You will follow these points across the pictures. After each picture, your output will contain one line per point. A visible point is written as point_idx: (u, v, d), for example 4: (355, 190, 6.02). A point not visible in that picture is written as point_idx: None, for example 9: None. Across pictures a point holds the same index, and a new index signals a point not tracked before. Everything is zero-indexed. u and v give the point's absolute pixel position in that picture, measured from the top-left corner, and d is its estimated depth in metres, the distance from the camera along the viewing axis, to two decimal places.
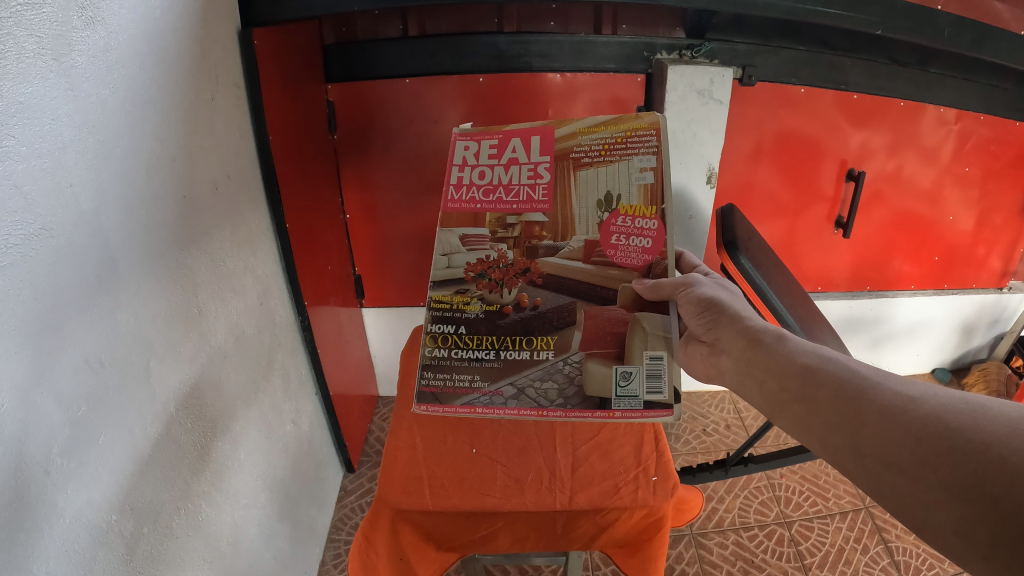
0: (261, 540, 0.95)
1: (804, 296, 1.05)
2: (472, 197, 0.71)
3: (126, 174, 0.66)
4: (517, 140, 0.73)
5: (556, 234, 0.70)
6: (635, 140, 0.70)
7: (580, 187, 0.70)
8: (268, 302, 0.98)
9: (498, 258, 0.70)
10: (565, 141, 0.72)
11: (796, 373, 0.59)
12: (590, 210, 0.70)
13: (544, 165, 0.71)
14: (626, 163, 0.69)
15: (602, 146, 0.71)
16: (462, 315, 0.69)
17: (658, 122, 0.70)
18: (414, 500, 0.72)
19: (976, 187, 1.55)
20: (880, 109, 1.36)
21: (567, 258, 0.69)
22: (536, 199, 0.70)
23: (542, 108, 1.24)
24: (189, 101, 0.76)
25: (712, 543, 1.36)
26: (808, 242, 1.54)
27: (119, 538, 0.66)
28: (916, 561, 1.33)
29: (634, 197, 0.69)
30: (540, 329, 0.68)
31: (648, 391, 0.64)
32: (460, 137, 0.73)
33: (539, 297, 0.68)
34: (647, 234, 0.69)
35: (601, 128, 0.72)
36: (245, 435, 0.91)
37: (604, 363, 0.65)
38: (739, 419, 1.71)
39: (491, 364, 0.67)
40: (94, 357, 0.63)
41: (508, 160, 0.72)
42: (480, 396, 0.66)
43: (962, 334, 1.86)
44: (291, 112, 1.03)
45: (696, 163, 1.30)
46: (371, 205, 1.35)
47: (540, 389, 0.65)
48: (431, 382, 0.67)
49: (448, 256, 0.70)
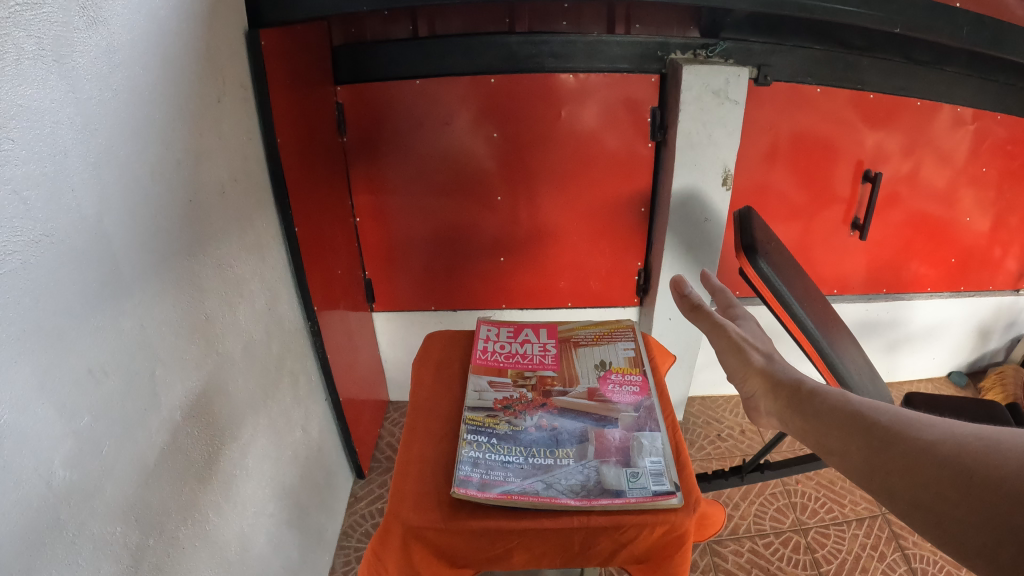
0: (271, 548, 0.94)
1: (824, 301, 1.04)
2: (496, 357, 0.81)
3: (130, 178, 0.65)
4: (528, 332, 0.86)
5: (565, 381, 0.77)
6: (618, 333, 0.85)
7: (580, 357, 0.81)
8: (276, 306, 0.97)
9: (519, 397, 0.74)
10: (564, 334, 0.85)
11: (830, 413, 0.55)
12: (590, 369, 0.79)
13: (551, 343, 0.83)
14: (613, 344, 0.83)
15: (593, 336, 0.84)
16: (493, 430, 0.70)
17: (634, 327, 0.86)
18: (427, 517, 0.62)
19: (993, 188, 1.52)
20: (897, 109, 1.34)
21: (576, 396, 0.74)
22: (546, 360, 0.80)
23: (554, 109, 1.22)
24: (195, 104, 0.75)
25: (727, 550, 1.34)
26: (824, 244, 1.52)
27: (125, 548, 0.65)
28: (932, 569, 1.31)
29: (622, 362, 0.79)
30: (562, 442, 0.68)
31: (655, 484, 0.63)
32: (480, 325, 0.87)
33: (555, 421, 0.71)
34: (637, 381, 0.76)
35: (589, 330, 0.86)
36: (254, 442, 0.90)
37: (616, 465, 0.65)
38: (754, 424, 1.69)
39: (521, 466, 0.66)
40: (97, 366, 0.62)
41: (522, 339, 0.84)
42: (514, 487, 0.63)
43: (978, 336, 1.83)
44: (299, 115, 1.01)
45: (712, 165, 1.24)
46: (381, 208, 1.34)
47: (564, 484, 0.63)
48: (470, 473, 0.64)
49: (479, 392, 0.75)
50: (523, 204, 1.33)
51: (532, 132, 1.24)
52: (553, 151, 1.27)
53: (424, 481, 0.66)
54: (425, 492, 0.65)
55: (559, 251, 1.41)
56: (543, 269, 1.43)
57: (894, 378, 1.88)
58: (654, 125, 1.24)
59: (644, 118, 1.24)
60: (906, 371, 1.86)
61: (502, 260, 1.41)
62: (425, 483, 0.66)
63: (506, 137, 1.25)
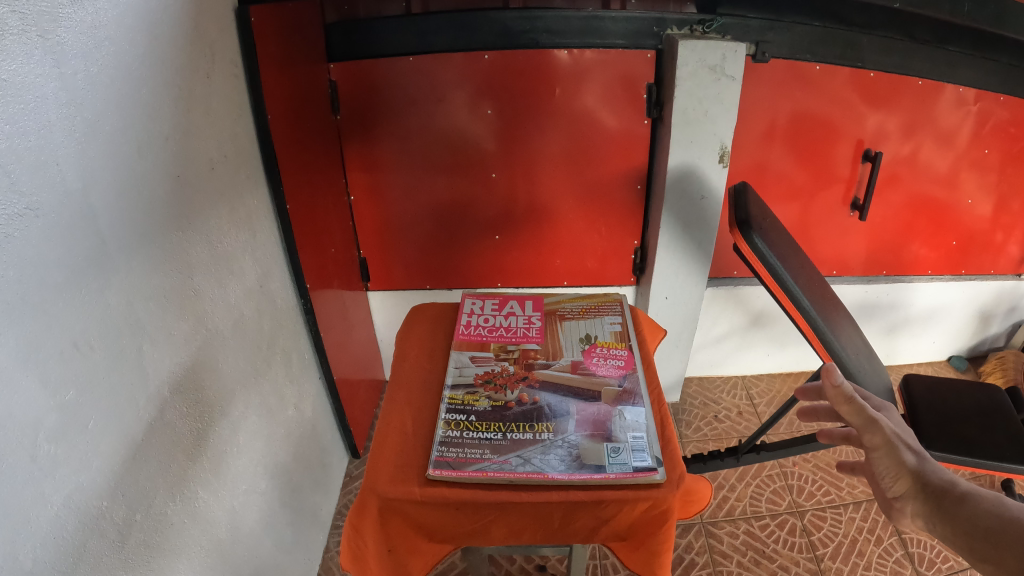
0: (263, 526, 0.94)
1: (822, 280, 1.03)
2: (479, 331, 0.80)
3: (116, 152, 0.64)
4: (513, 303, 0.85)
5: (548, 354, 0.76)
6: (606, 306, 0.85)
7: (565, 330, 0.80)
8: (268, 282, 0.96)
9: (501, 371, 0.73)
10: (550, 306, 0.85)
11: (997, 520, 0.49)
12: (574, 342, 0.78)
13: (536, 316, 0.82)
14: (599, 319, 0.82)
15: (580, 309, 0.84)
16: (471, 408, 0.69)
17: (621, 300, 0.86)
18: (402, 488, 0.62)
19: (997, 171, 1.50)
20: (897, 89, 1.32)
21: (558, 369, 0.73)
22: (531, 334, 0.79)
23: (551, 88, 1.21)
24: (184, 81, 0.75)
25: (722, 532, 1.34)
26: (823, 224, 1.51)
27: (111, 524, 0.66)
28: (930, 554, 1.30)
29: (607, 336, 0.78)
30: (541, 417, 0.67)
31: (637, 459, 0.62)
32: (468, 296, 0.86)
33: (537, 396, 0.69)
34: (621, 356, 0.75)
35: (577, 302, 0.86)
36: (245, 419, 0.89)
37: (596, 441, 0.64)
38: (752, 405, 1.68)
39: (499, 442, 0.65)
40: (83, 341, 0.61)
41: (506, 311, 0.84)
42: (491, 464, 0.62)
43: (980, 321, 1.81)
44: (290, 90, 1.00)
45: (709, 142, 1.23)
46: (376, 186, 1.33)
47: (543, 459, 0.63)
48: (444, 453, 0.63)
49: (459, 368, 0.74)
50: (519, 183, 1.32)
51: (527, 110, 1.23)
52: (549, 130, 1.26)
53: (403, 453, 0.65)
54: (404, 463, 0.64)
55: (555, 230, 1.40)
56: (539, 248, 1.42)
57: (894, 361, 1.87)
58: (650, 102, 1.23)
59: (639, 95, 1.22)
60: (907, 354, 1.86)
61: (497, 238, 1.41)
62: (405, 454, 0.65)
63: (500, 115, 1.24)
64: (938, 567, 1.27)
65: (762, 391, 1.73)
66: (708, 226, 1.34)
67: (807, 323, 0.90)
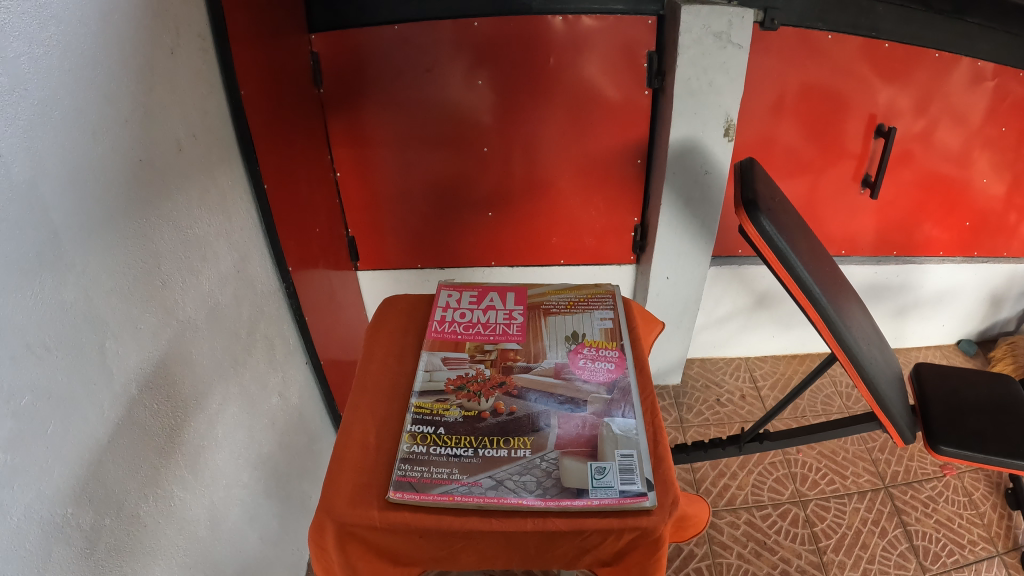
0: (244, 520, 0.92)
1: (829, 261, 0.98)
2: (454, 329, 0.82)
3: (69, 138, 0.60)
4: (494, 296, 0.87)
5: (529, 356, 0.77)
6: (595, 299, 0.87)
7: (550, 326, 0.82)
8: (246, 268, 0.92)
9: (476, 374, 0.74)
10: (535, 299, 0.87)
11: None
12: (559, 340, 0.79)
13: (518, 311, 0.84)
14: (588, 314, 0.84)
15: (567, 303, 0.86)
16: (441, 419, 0.69)
17: (613, 292, 0.88)
18: (360, 513, 0.62)
19: (1013, 150, 1.43)
20: (911, 61, 1.25)
21: (540, 373, 0.74)
22: (511, 332, 0.81)
23: (545, 58, 1.15)
24: (145, 57, 0.70)
25: (723, 522, 1.35)
26: (831, 201, 1.46)
27: (79, 531, 0.62)
28: (935, 547, 1.31)
29: (596, 334, 0.80)
30: (515, 431, 0.67)
31: (622, 482, 0.62)
32: (447, 289, 0.88)
33: (514, 405, 0.70)
34: (610, 358, 0.77)
35: (565, 294, 0.88)
36: (223, 412, 0.86)
37: (580, 460, 0.64)
38: (755, 389, 1.66)
39: (470, 460, 0.65)
40: (38, 341, 0.57)
41: (486, 306, 0.85)
42: (458, 486, 0.62)
43: (990, 303, 1.78)
44: (268, 69, 0.96)
45: (713, 113, 1.18)
46: (365, 161, 1.28)
47: (518, 482, 0.63)
48: (408, 472, 0.64)
49: (430, 372, 0.75)
50: (515, 158, 1.27)
51: (523, 81, 1.17)
52: (547, 104, 1.21)
53: (364, 471, 0.66)
54: (363, 483, 0.65)
55: (552, 208, 1.36)
56: (534, 226, 1.38)
57: (902, 344, 1.86)
58: (651, 72, 1.17)
59: (640, 65, 1.17)
60: (915, 336, 1.84)
61: (490, 215, 1.36)
62: (365, 473, 0.65)
63: (495, 86, 1.18)
64: (943, 560, 1.29)
65: (765, 372, 1.71)
66: (710, 202, 1.30)
67: (817, 313, 0.85)
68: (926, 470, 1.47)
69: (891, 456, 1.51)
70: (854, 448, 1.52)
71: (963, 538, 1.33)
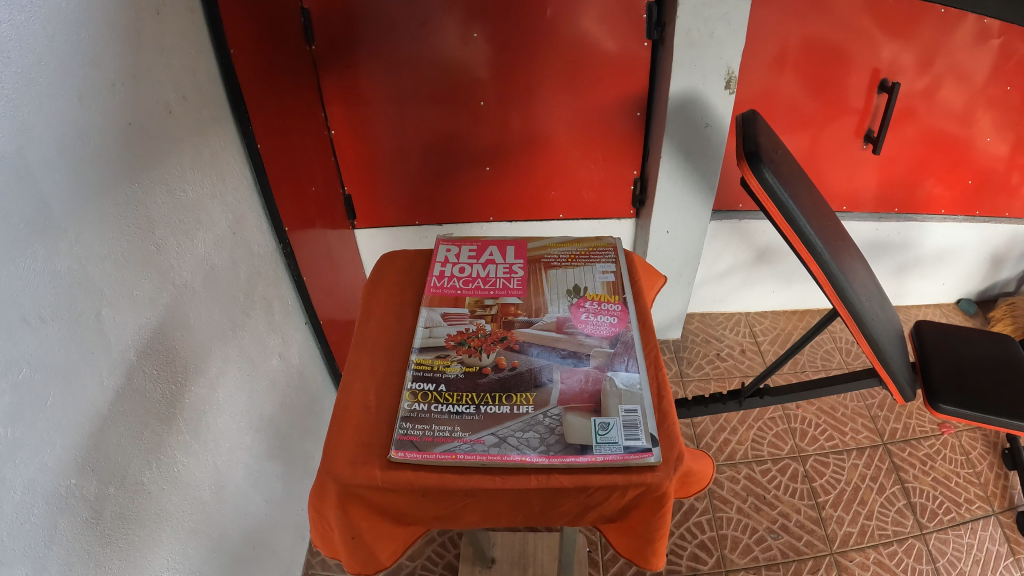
0: (248, 481, 0.93)
1: (832, 216, 0.97)
2: (453, 284, 0.82)
3: (55, 105, 0.58)
4: (493, 250, 0.86)
5: (531, 311, 0.77)
6: (597, 253, 0.86)
7: (551, 280, 0.82)
8: (242, 230, 0.92)
9: (476, 330, 0.74)
10: (536, 252, 0.86)
11: None
12: (560, 294, 0.79)
13: (518, 266, 0.84)
14: (590, 267, 0.84)
15: (568, 256, 0.86)
16: (442, 375, 0.69)
17: (615, 244, 0.88)
18: (363, 473, 0.62)
19: (1018, 110, 1.41)
20: (916, 15, 1.22)
21: (541, 327, 0.74)
22: (511, 287, 0.80)
23: (541, 9, 1.12)
24: (131, 20, 0.68)
25: (723, 477, 1.36)
26: (833, 154, 1.44)
27: (84, 502, 0.63)
28: (932, 504, 1.33)
29: (598, 288, 0.80)
30: (518, 386, 0.67)
31: (626, 438, 0.62)
32: (445, 245, 0.87)
33: (516, 360, 0.70)
34: (613, 312, 0.76)
35: (566, 247, 0.87)
36: (223, 375, 0.87)
37: (583, 415, 0.64)
38: (755, 343, 1.67)
39: (471, 418, 0.65)
40: (33, 313, 0.57)
41: (485, 260, 0.85)
42: (461, 444, 0.62)
43: (991, 261, 1.78)
44: (258, 28, 0.94)
45: (713, 65, 1.16)
46: (360, 117, 1.26)
47: (521, 439, 0.63)
48: (409, 431, 0.64)
49: (430, 328, 0.75)
50: (512, 114, 1.26)
51: (519, 36, 1.15)
52: (545, 59, 1.19)
53: (365, 431, 0.66)
54: (365, 443, 0.65)
55: (551, 162, 1.34)
56: (533, 180, 1.37)
57: (901, 301, 1.86)
58: (650, 23, 1.15)
59: (639, 16, 1.15)
60: (915, 294, 1.84)
61: (488, 169, 1.35)
62: (366, 433, 0.65)
63: (490, 40, 1.16)
64: (939, 517, 1.30)
65: (765, 328, 1.71)
66: (709, 152, 1.28)
67: (818, 268, 0.84)
68: (925, 428, 1.48)
69: (889, 413, 1.51)
70: (853, 405, 1.53)
71: (960, 495, 1.35)
